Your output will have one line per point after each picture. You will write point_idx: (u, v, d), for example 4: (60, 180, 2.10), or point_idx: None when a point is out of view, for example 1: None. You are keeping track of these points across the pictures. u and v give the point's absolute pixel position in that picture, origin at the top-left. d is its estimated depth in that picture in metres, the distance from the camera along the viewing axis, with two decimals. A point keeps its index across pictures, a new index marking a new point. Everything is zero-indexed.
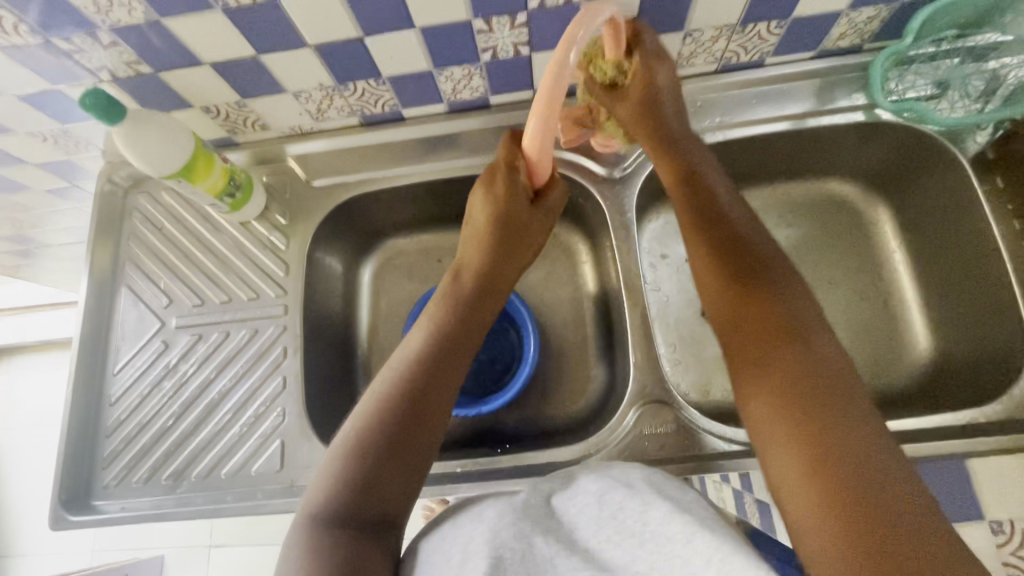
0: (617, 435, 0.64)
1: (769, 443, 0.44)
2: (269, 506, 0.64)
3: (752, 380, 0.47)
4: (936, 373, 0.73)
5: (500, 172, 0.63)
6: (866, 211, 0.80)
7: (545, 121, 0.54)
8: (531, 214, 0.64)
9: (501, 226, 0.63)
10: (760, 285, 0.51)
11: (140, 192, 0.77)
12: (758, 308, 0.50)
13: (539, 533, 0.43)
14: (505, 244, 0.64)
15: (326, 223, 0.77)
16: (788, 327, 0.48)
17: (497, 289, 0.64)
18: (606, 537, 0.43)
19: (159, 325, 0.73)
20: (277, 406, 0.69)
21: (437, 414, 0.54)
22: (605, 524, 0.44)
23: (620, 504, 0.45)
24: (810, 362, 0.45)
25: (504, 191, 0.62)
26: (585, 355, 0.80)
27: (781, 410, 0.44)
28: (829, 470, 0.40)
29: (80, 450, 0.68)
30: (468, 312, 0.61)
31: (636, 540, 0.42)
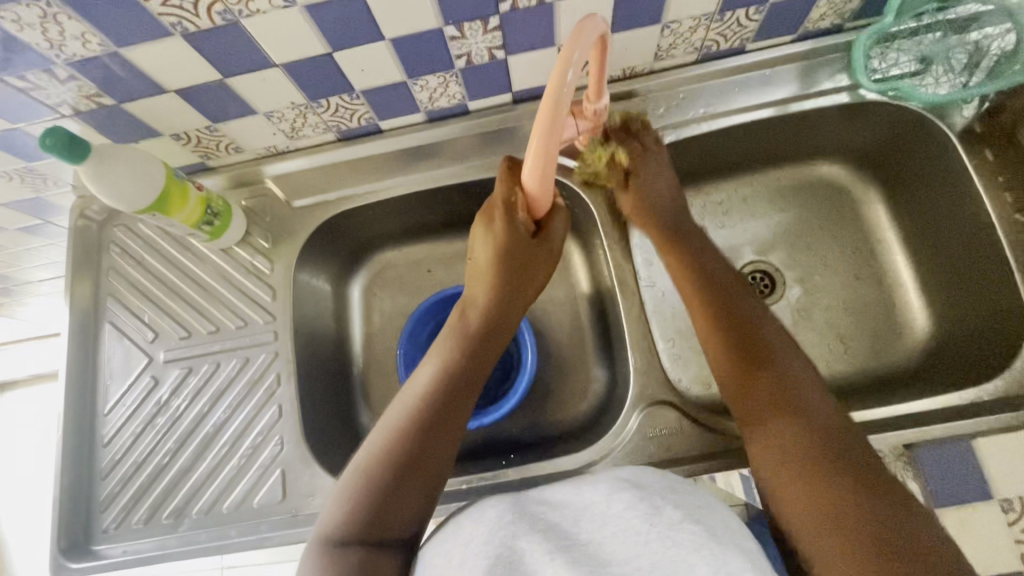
0: (622, 438, 0.63)
1: (781, 498, 0.48)
2: (274, 538, 0.63)
3: (759, 440, 0.51)
4: (936, 352, 0.72)
5: (500, 211, 0.61)
6: (857, 193, 0.79)
7: (545, 130, 0.45)
8: (535, 249, 0.62)
9: (507, 264, 0.61)
10: (761, 345, 0.55)
11: (116, 224, 0.75)
12: (760, 376, 0.53)
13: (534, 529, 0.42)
14: (510, 277, 0.61)
15: (310, 242, 0.75)
16: (789, 387, 0.52)
17: (508, 320, 0.62)
18: (611, 533, 0.41)
19: (147, 360, 0.71)
20: (275, 435, 0.67)
21: (446, 452, 0.52)
22: (609, 523, 0.42)
23: (628, 506, 0.43)
24: (784, 378, 0.52)
25: (505, 230, 0.60)
26: (584, 357, 0.79)
27: (789, 467, 0.48)
28: (841, 525, 0.43)
29: (77, 495, 0.66)
30: (479, 346, 0.59)
31: (641, 537, 0.40)
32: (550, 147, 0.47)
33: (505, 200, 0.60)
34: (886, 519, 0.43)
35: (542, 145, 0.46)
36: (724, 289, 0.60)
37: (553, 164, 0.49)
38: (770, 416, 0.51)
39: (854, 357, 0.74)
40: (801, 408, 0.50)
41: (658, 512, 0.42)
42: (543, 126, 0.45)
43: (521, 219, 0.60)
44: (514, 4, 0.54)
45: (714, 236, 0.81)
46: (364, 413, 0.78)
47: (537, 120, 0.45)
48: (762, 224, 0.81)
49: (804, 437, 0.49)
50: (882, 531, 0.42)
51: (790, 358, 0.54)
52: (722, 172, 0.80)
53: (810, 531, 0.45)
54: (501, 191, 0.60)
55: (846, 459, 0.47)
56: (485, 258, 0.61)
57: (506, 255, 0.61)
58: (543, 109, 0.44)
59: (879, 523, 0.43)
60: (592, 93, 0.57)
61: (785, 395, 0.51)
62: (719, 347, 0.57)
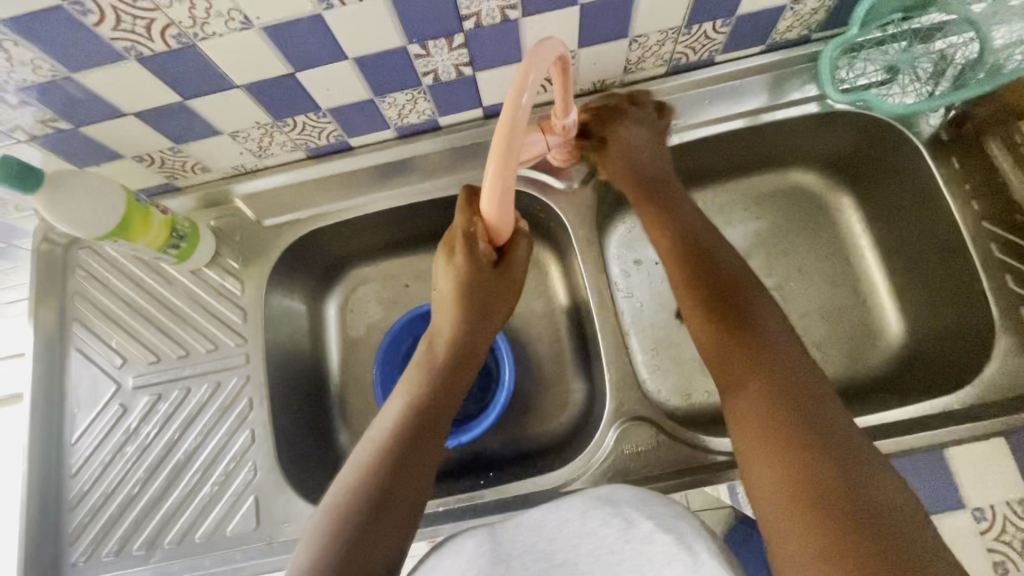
0: (599, 455, 0.63)
1: (748, 461, 0.47)
2: (249, 567, 0.62)
3: (735, 405, 0.50)
4: (910, 359, 0.72)
5: (460, 242, 0.61)
6: (830, 200, 0.80)
7: (502, 154, 0.44)
8: (498, 278, 0.63)
9: (471, 295, 0.62)
10: (750, 314, 0.54)
11: (81, 247, 0.73)
12: (745, 344, 0.52)
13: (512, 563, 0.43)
14: (474, 306, 0.62)
15: (282, 262, 0.74)
16: (770, 355, 0.51)
17: (476, 350, 0.62)
18: (588, 551, 0.44)
19: (115, 387, 0.69)
20: (248, 460, 0.66)
21: (419, 482, 0.52)
22: (586, 541, 0.45)
23: (600, 522, 0.46)
24: (763, 348, 0.51)
25: (466, 262, 0.61)
26: (563, 370, 0.79)
27: (759, 432, 0.47)
28: (801, 484, 0.43)
29: (43, 528, 0.64)
30: (446, 372, 0.60)
31: (614, 551, 0.43)
32: (507, 170, 0.46)
33: (463, 232, 0.61)
34: (855, 485, 0.42)
35: (500, 169, 0.45)
36: (708, 255, 0.59)
37: (513, 187, 0.48)
38: (748, 384, 0.50)
39: (831, 365, 0.75)
40: (780, 375, 0.49)
41: (631, 525, 0.45)
42: (500, 149, 0.44)
43: (481, 248, 0.61)
44: (479, 22, 0.53)
45: None
46: (342, 433, 0.77)
47: (494, 141, 0.44)
48: (738, 232, 0.81)
49: (779, 402, 0.47)
50: (841, 490, 0.42)
51: (777, 328, 0.53)
52: (696, 181, 0.80)
53: (770, 491, 0.44)
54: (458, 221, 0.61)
55: (819, 425, 0.46)
56: (449, 289, 0.62)
57: (470, 287, 0.61)
58: (499, 133, 0.44)
59: (840, 484, 0.42)
60: (559, 109, 0.57)
61: (766, 363, 0.50)
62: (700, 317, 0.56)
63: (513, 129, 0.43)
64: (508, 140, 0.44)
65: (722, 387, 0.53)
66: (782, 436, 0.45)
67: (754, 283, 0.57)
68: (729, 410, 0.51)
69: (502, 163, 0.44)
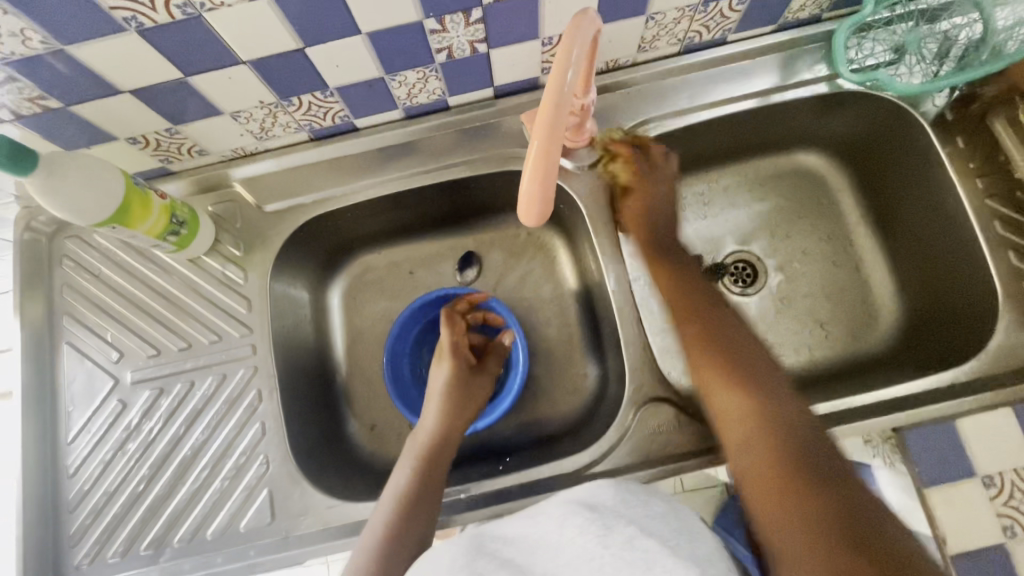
0: (621, 436, 0.63)
1: (768, 518, 0.44)
2: (266, 563, 0.60)
3: (741, 458, 0.48)
4: (911, 334, 0.74)
5: (446, 351, 0.68)
6: (833, 182, 0.81)
7: (549, 129, 0.44)
8: (475, 382, 0.68)
9: (461, 388, 0.67)
10: (722, 356, 0.53)
11: (67, 236, 0.69)
12: (730, 386, 0.51)
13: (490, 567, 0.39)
14: (465, 393, 0.67)
15: (286, 248, 0.71)
16: (762, 404, 0.49)
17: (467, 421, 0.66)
18: (564, 557, 0.39)
19: (113, 382, 0.66)
20: (259, 453, 0.64)
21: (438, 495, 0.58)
22: (562, 548, 0.40)
23: (580, 529, 0.40)
24: (758, 369, 0.52)
25: (454, 364, 0.68)
26: (575, 353, 0.79)
27: (776, 484, 0.44)
28: (818, 516, 0.42)
29: (43, 531, 0.61)
30: (441, 452, 0.61)
31: (594, 560, 0.38)
32: (551, 152, 0.45)
33: (452, 341, 0.68)
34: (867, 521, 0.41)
35: (544, 146, 0.44)
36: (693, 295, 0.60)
37: (554, 177, 0.47)
38: (746, 436, 0.48)
39: (835, 341, 0.77)
40: (776, 401, 0.49)
41: (610, 530, 0.40)
42: (544, 130, 0.44)
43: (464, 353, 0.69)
44: None
45: (698, 227, 0.83)
46: (351, 423, 0.76)
47: (539, 117, 0.44)
48: (743, 214, 0.82)
49: (776, 425, 0.47)
50: (855, 529, 0.41)
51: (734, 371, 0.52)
52: (703, 163, 0.81)
53: (799, 548, 0.41)
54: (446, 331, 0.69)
55: (820, 454, 0.46)
56: (438, 387, 0.66)
57: (457, 386, 0.67)
58: (545, 111, 0.43)
59: (855, 521, 0.41)
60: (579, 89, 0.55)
61: (753, 401, 0.49)
62: (694, 327, 0.57)
63: (558, 106, 0.43)
64: (553, 116, 0.43)
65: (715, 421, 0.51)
66: (800, 488, 0.43)
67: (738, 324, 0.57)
68: (737, 465, 0.48)
69: (547, 143, 0.44)
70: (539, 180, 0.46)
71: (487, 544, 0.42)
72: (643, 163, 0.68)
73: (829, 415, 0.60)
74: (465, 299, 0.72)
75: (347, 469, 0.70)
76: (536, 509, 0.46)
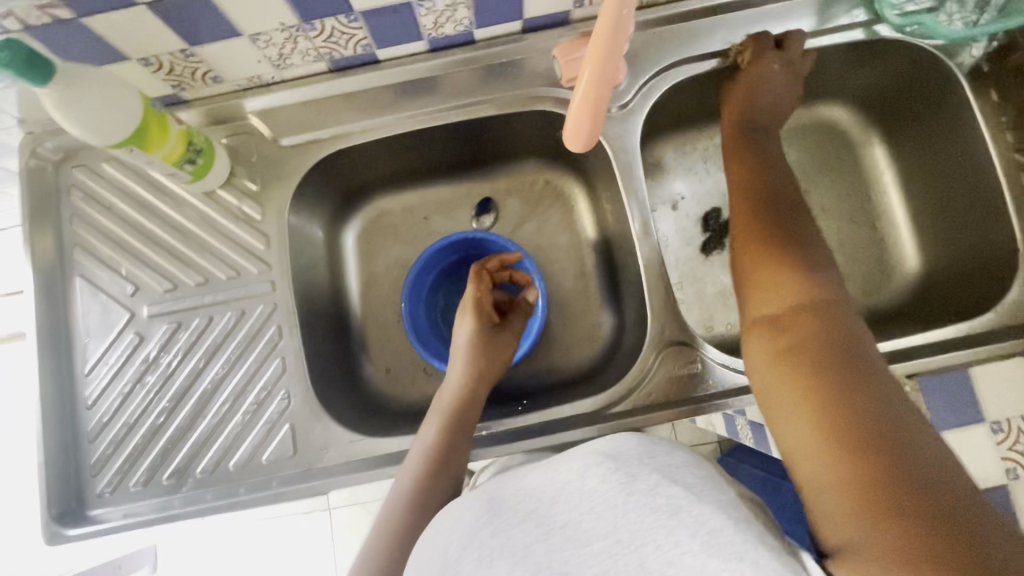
0: (641, 378, 0.64)
1: (776, 406, 0.43)
2: (288, 493, 0.61)
3: (762, 342, 0.47)
4: (926, 289, 0.75)
5: (469, 309, 0.67)
6: (856, 137, 0.81)
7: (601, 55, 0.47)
8: (499, 339, 0.67)
9: (483, 350, 0.66)
10: (788, 262, 0.49)
11: (75, 165, 0.67)
12: (780, 281, 0.48)
13: (512, 524, 0.39)
14: (485, 351, 0.66)
15: (303, 185, 0.69)
16: (809, 296, 0.46)
17: (486, 378, 0.65)
18: (589, 508, 0.38)
19: (129, 316, 0.65)
20: (280, 388, 0.63)
21: (453, 457, 0.58)
22: (585, 500, 0.39)
23: (604, 481, 0.39)
24: (802, 276, 0.48)
25: (475, 326, 0.66)
26: (591, 302, 0.79)
27: (790, 377, 0.43)
28: (844, 443, 0.38)
29: (64, 460, 0.62)
30: (460, 414, 0.61)
31: (620, 509, 0.37)
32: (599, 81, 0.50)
33: (477, 301, 0.67)
34: (905, 453, 0.37)
35: (596, 72, 0.49)
36: (775, 187, 0.56)
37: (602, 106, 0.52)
38: (782, 352, 0.44)
39: None
40: (818, 314, 0.45)
41: (635, 479, 0.39)
42: (595, 59, 0.48)
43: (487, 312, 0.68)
44: None
45: (717, 180, 0.83)
46: (365, 366, 0.76)
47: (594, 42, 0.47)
48: None
49: (812, 340, 0.43)
50: (888, 459, 0.37)
51: (784, 280, 0.48)
52: None
53: (818, 478, 0.39)
54: (471, 291, 0.68)
55: (862, 377, 0.41)
56: (460, 348, 0.66)
57: (482, 345, 0.66)
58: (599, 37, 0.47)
59: (888, 453, 0.37)
60: None
61: (801, 302, 0.46)
62: (748, 228, 0.54)
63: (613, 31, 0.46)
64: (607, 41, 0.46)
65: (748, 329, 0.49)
66: (820, 385, 0.41)
67: (816, 235, 0.52)
68: (756, 357, 0.47)
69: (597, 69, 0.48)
70: (589, 102, 0.51)
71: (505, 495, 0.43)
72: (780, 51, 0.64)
73: None
74: (496, 259, 0.70)
75: (364, 407, 0.71)
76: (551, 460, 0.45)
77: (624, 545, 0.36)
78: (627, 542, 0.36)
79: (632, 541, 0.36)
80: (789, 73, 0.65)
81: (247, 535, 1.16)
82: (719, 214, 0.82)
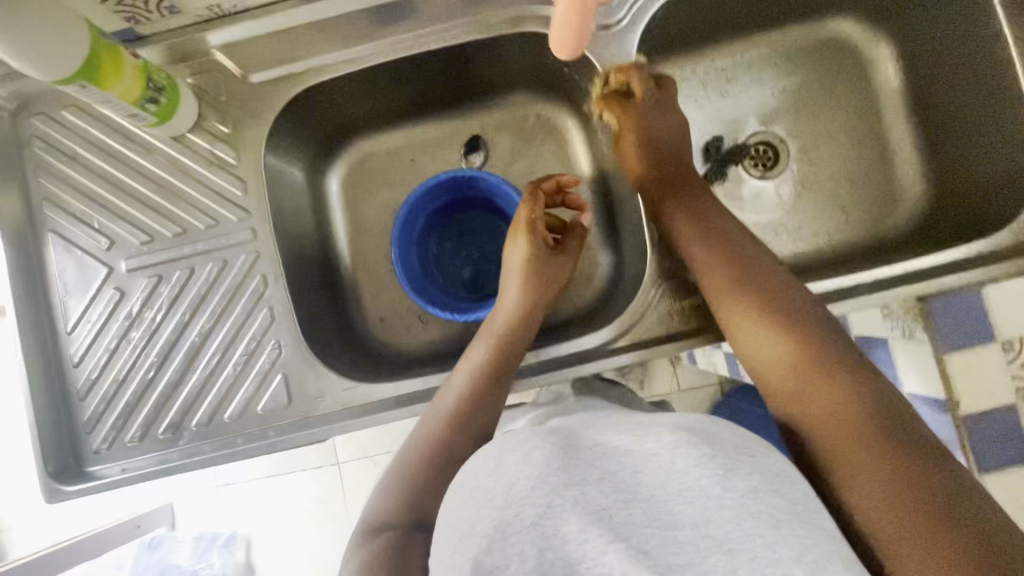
0: (642, 313, 0.61)
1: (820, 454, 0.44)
2: (286, 442, 0.60)
3: (784, 379, 0.48)
4: (935, 211, 0.72)
5: (525, 229, 0.64)
6: (866, 51, 0.75)
7: None
8: (556, 262, 0.66)
9: (536, 276, 0.64)
10: (767, 300, 0.52)
11: (32, 113, 0.62)
12: (773, 322, 0.50)
13: (591, 480, 0.36)
14: (538, 278, 0.64)
15: (278, 125, 0.65)
16: (811, 332, 0.49)
17: (533, 316, 0.63)
18: (677, 489, 0.35)
19: (107, 271, 0.62)
20: (270, 338, 0.62)
21: (486, 407, 0.56)
22: (673, 479, 0.36)
23: (698, 465, 0.36)
24: (792, 310, 0.51)
25: (533, 246, 0.64)
26: (588, 240, 0.76)
27: (832, 420, 0.44)
28: (904, 487, 0.39)
29: (56, 418, 0.60)
30: (506, 344, 0.60)
31: (714, 501, 0.35)
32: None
33: (532, 220, 0.65)
34: (946, 485, 0.39)
35: None
36: (717, 225, 0.59)
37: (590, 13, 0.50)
38: (807, 391, 0.46)
39: (854, 226, 0.75)
40: (827, 349, 0.48)
41: (731, 473, 0.36)
42: None
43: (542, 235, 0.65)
44: None
45: (717, 107, 0.78)
46: (358, 315, 0.73)
47: None
48: (766, 92, 0.78)
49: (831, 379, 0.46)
50: (943, 496, 0.38)
51: (752, 314, 0.51)
52: (728, 34, 0.75)
53: (882, 527, 0.39)
54: (525, 210, 0.65)
55: (887, 412, 0.43)
56: (516, 271, 0.64)
57: (535, 269, 0.64)
58: None
59: (939, 490, 0.39)
60: None
61: (799, 342, 0.48)
62: (719, 270, 0.55)
63: None
64: None
65: (760, 377, 0.50)
66: (860, 427, 0.43)
67: (767, 255, 0.56)
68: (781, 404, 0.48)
69: None
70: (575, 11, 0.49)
71: (582, 442, 0.39)
72: (647, 92, 0.65)
73: (851, 287, 0.59)
74: (552, 179, 0.67)
75: (360, 355, 0.69)
76: (631, 422, 0.43)
77: (713, 543, 0.33)
78: (718, 540, 0.33)
79: (724, 541, 0.33)
80: (666, 102, 0.66)
81: (256, 494, 1.18)
82: (720, 143, 0.78)
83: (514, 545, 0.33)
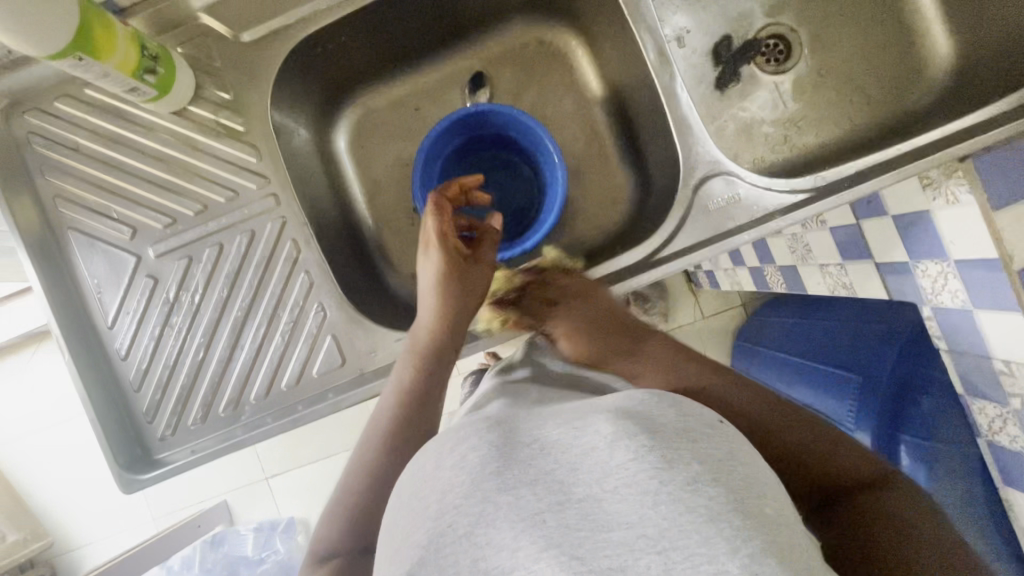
0: (689, 215, 0.60)
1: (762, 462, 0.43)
2: (346, 400, 0.60)
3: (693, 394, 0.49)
4: (961, 78, 0.70)
5: (433, 240, 0.57)
6: None
7: None
8: (474, 269, 0.58)
9: (452, 285, 0.56)
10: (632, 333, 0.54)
11: (25, 110, 0.60)
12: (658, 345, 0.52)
13: (524, 483, 0.28)
14: (459, 285, 0.56)
15: (279, 85, 0.63)
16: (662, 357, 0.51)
17: (460, 321, 0.56)
18: (613, 486, 0.27)
19: (137, 259, 0.61)
20: (313, 302, 0.61)
21: (430, 414, 0.50)
22: (609, 475, 0.27)
23: (635, 459, 0.27)
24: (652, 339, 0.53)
25: (444, 256, 0.56)
26: (608, 163, 0.74)
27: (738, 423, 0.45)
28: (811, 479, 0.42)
29: (116, 412, 0.61)
30: (440, 354, 0.54)
31: (650, 498, 0.26)
32: None
33: (440, 230, 0.57)
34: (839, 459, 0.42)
35: None
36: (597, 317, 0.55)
37: None
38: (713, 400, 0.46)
39: (876, 107, 0.73)
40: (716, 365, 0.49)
41: (671, 464, 0.27)
42: None
43: (452, 242, 0.58)
44: None
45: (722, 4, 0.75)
46: (388, 274, 0.72)
47: None
48: None
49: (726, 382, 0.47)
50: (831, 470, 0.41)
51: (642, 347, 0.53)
52: None
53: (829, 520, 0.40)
54: (429, 222, 0.58)
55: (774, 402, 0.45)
56: (429, 286, 0.57)
57: (450, 277, 0.56)
58: None
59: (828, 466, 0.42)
60: None
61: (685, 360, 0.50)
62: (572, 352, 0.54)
63: None
64: None
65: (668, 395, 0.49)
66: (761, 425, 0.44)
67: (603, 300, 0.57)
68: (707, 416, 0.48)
69: None
70: None
71: (519, 435, 0.31)
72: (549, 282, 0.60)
73: (890, 159, 0.58)
74: (455, 183, 0.63)
75: (398, 310, 0.69)
76: (569, 409, 0.33)
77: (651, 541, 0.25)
78: (653, 539, 0.25)
79: (660, 538, 0.25)
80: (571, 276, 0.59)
81: (308, 478, 1.20)
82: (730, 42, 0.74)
83: (448, 557, 0.27)
